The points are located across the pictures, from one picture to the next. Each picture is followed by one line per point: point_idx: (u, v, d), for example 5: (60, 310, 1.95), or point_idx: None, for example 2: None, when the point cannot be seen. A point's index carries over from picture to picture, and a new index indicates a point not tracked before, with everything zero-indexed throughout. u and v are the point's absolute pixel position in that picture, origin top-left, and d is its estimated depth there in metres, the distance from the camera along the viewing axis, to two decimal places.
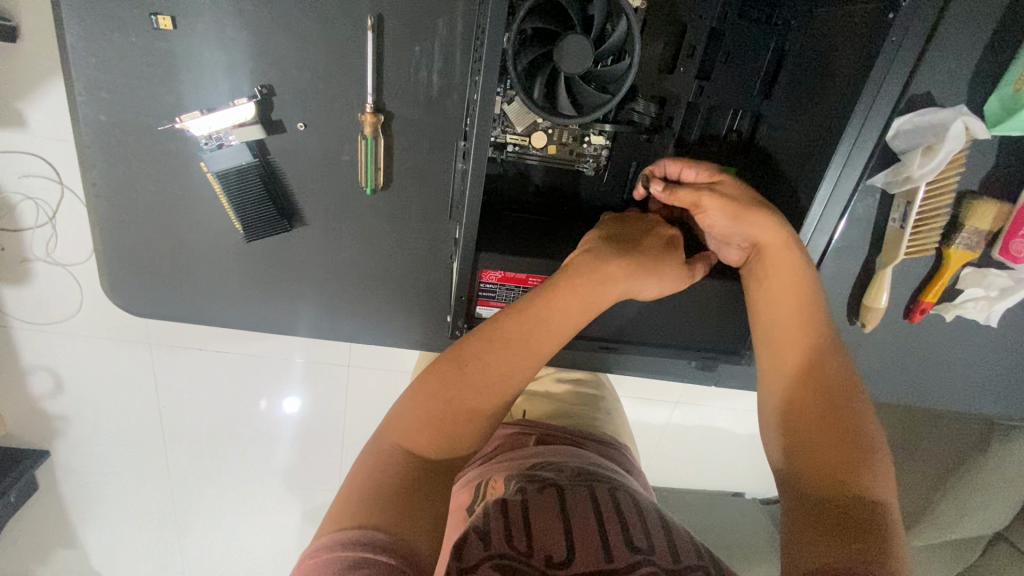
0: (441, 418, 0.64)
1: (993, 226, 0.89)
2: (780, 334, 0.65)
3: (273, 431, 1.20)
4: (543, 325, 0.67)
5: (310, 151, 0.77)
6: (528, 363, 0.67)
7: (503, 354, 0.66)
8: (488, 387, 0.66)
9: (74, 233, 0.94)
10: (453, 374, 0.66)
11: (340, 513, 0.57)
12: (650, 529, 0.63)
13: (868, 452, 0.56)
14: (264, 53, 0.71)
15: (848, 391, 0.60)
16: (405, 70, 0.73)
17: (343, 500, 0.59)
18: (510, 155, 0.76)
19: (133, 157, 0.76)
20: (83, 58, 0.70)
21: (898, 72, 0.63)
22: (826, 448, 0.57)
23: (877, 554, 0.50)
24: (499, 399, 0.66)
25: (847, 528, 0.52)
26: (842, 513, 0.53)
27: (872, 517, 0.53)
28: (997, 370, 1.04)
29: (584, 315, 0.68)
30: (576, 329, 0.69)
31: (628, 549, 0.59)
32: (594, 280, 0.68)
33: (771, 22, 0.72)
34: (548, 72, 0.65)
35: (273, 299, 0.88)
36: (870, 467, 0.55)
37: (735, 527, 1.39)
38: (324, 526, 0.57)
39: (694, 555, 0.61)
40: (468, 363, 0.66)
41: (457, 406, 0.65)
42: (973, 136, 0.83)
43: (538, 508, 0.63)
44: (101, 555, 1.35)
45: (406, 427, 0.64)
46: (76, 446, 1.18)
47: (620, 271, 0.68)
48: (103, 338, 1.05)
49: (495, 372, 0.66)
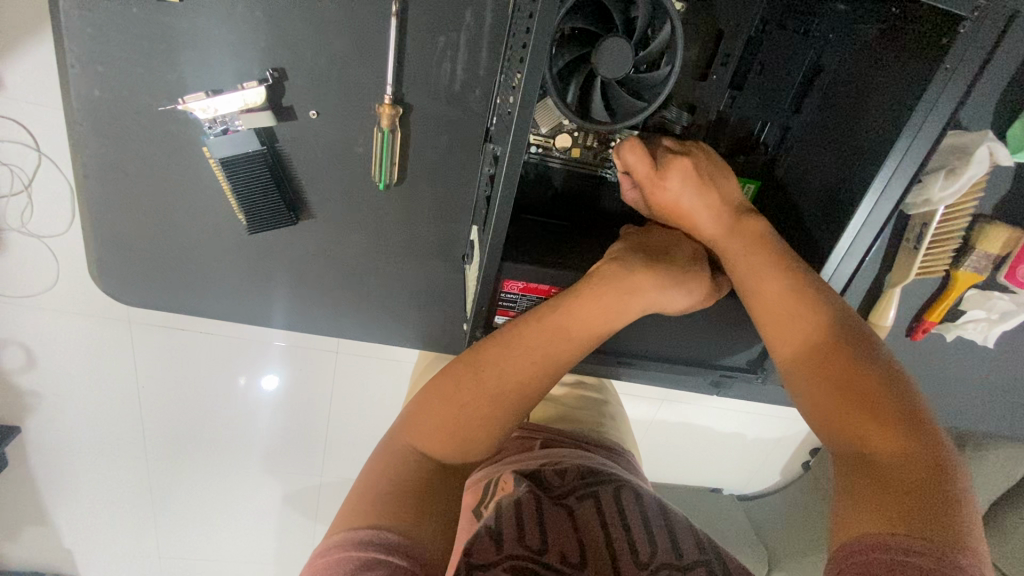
0: (456, 424, 0.62)
1: (1003, 251, 0.89)
2: (791, 313, 0.63)
3: (256, 411, 1.16)
4: (548, 324, 0.65)
5: (322, 141, 0.72)
6: (542, 372, 0.65)
7: (516, 359, 0.64)
8: (503, 392, 0.63)
9: (52, 202, 0.87)
10: (470, 379, 0.64)
11: (353, 510, 0.56)
12: (656, 531, 0.64)
13: (904, 411, 0.53)
14: (277, 34, 0.65)
15: (874, 358, 0.57)
16: (428, 62, 0.69)
17: (354, 498, 0.58)
18: (533, 156, 0.73)
19: (129, 137, 0.70)
20: (77, 29, 0.63)
21: (949, 98, 0.60)
22: (861, 419, 0.54)
23: (925, 523, 0.46)
24: (513, 405, 0.64)
25: (884, 496, 0.49)
26: (884, 481, 0.50)
27: (924, 480, 0.48)
28: (986, 390, 1.07)
29: (606, 322, 0.66)
30: (597, 337, 0.67)
31: (636, 559, 0.60)
32: (618, 288, 0.66)
33: (809, 34, 0.69)
34: (585, 75, 0.62)
35: (267, 287, 0.84)
36: (909, 427, 0.52)
37: (710, 521, 1.42)
38: (337, 522, 0.56)
39: (695, 551, 0.62)
40: (486, 369, 0.64)
41: (473, 412, 0.62)
42: (997, 162, 0.81)
43: (548, 512, 0.64)
44: (73, 535, 1.31)
45: (420, 428, 0.63)
46: (50, 424, 1.12)
47: (649, 282, 0.66)
48: (81, 313, 0.99)
49: (513, 378, 0.64)
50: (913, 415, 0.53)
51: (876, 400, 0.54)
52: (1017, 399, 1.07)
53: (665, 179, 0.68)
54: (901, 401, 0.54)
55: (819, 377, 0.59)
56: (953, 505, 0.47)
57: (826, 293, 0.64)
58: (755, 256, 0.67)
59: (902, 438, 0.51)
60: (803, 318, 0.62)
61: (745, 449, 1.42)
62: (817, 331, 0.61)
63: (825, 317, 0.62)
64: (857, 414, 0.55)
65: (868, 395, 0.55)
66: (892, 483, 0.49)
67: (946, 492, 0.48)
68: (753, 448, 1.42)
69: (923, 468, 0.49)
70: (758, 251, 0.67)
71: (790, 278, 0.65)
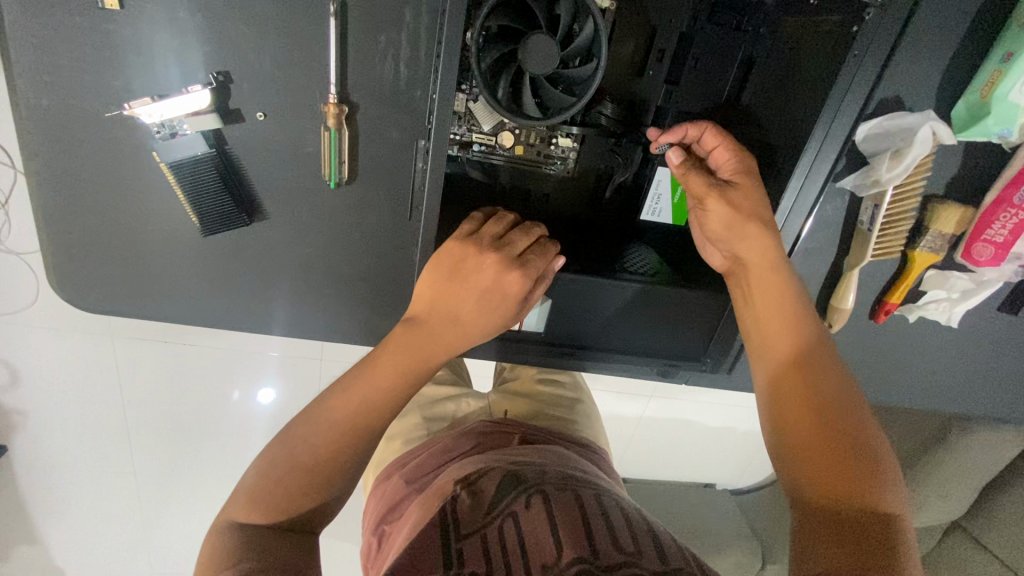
0: (313, 460, 0.59)
1: (958, 230, 0.90)
2: (785, 339, 0.63)
3: (240, 421, 1.16)
4: (466, 302, 0.64)
5: (270, 141, 0.73)
6: (386, 398, 0.62)
7: (373, 385, 0.61)
8: (354, 423, 0.60)
9: (26, 220, 0.88)
10: (338, 402, 0.61)
11: (249, 531, 0.55)
12: (633, 530, 0.58)
13: (868, 461, 0.56)
14: (219, 38, 0.67)
15: (854, 402, 0.59)
16: (370, 60, 0.70)
17: (259, 509, 0.57)
18: (476, 154, 0.75)
19: (80, 145, 0.72)
20: (23, 40, 0.65)
21: (858, 87, 0.66)
22: (831, 458, 0.56)
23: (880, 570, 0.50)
24: (364, 435, 0.61)
25: (851, 541, 0.52)
26: (847, 525, 0.53)
27: (880, 531, 0.52)
28: (962, 371, 1.05)
29: (417, 363, 0.63)
30: (502, 321, 0.66)
31: (614, 547, 0.55)
32: (436, 331, 0.64)
33: (741, 28, 0.71)
34: (514, 71, 0.64)
35: (236, 295, 0.85)
36: (874, 477, 0.55)
37: (705, 519, 1.43)
38: (229, 533, 0.55)
39: (679, 559, 0.57)
40: (346, 397, 0.61)
41: (323, 443, 0.59)
42: (940, 141, 0.83)
43: (526, 520, 0.57)
44: (62, 554, 1.30)
45: (276, 464, 0.59)
46: (32, 443, 1.13)
47: (468, 313, 0.64)
48: (56, 328, 1.00)
49: (367, 406, 0.61)
50: (876, 468, 0.56)
51: (849, 446, 0.56)
52: (997, 379, 1.06)
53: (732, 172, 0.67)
54: (872, 450, 0.57)
55: (800, 404, 0.59)
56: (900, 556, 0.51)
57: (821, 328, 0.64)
58: (767, 277, 0.66)
59: (870, 488, 0.54)
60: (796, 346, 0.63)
61: (733, 442, 1.42)
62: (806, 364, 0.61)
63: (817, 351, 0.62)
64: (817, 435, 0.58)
65: (843, 439, 0.57)
66: (855, 529, 0.52)
67: (895, 543, 0.52)
68: (741, 441, 1.42)
69: (880, 520, 0.53)
70: (770, 274, 0.66)
71: (790, 307, 0.65)
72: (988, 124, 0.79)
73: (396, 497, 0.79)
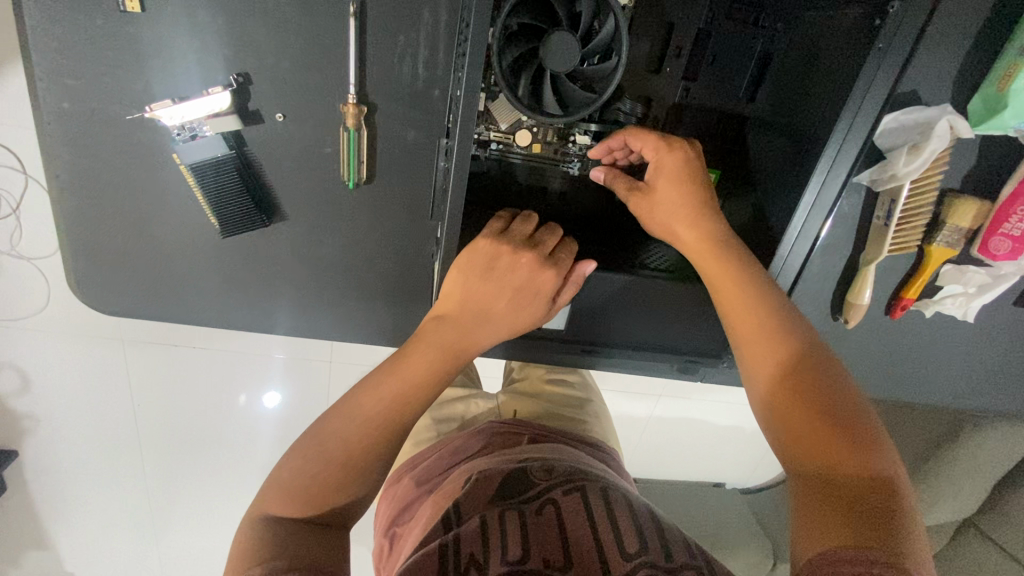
0: (342, 453, 0.58)
1: (974, 224, 0.89)
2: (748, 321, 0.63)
3: (253, 424, 1.16)
4: (499, 301, 0.66)
5: (288, 143, 0.74)
6: (407, 398, 0.61)
7: (397, 383, 0.61)
8: (381, 420, 0.60)
9: (42, 224, 0.88)
10: (364, 399, 0.61)
11: (282, 523, 0.55)
12: (645, 528, 0.58)
13: (852, 428, 0.55)
14: (239, 41, 0.67)
15: (833, 374, 0.58)
16: (389, 60, 0.70)
17: (291, 505, 0.56)
18: (493, 153, 0.73)
19: (99, 148, 0.72)
20: (44, 45, 0.65)
21: (880, 85, 0.66)
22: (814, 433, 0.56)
23: (874, 539, 0.49)
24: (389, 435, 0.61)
25: (842, 514, 0.51)
26: (835, 496, 0.52)
27: (875, 499, 0.51)
28: (977, 367, 1.05)
29: (444, 360, 0.64)
30: (529, 319, 0.68)
31: (621, 553, 0.54)
32: (455, 326, 0.65)
33: (758, 25, 0.71)
34: (535, 69, 0.64)
35: (251, 296, 0.85)
36: (862, 444, 0.54)
37: (715, 518, 1.42)
38: (262, 525, 0.55)
39: (685, 554, 0.56)
40: (371, 394, 0.61)
41: (348, 439, 0.59)
42: (957, 135, 0.83)
43: (532, 523, 0.57)
44: (75, 558, 1.30)
45: (305, 458, 0.59)
46: (46, 446, 1.13)
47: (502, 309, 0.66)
48: (71, 331, 1.00)
49: (392, 404, 0.61)
50: (861, 434, 0.55)
51: (830, 416, 0.56)
52: (1013, 374, 1.05)
53: (664, 159, 0.67)
54: (859, 419, 0.56)
55: (776, 385, 0.59)
56: (897, 521, 0.50)
57: (786, 305, 0.64)
58: (719, 263, 0.66)
59: (857, 455, 0.54)
60: (763, 326, 0.62)
61: (745, 441, 1.42)
62: (777, 341, 0.61)
63: (785, 328, 0.62)
64: (797, 422, 0.57)
65: (824, 411, 0.56)
66: (846, 500, 0.52)
67: (891, 508, 0.51)
68: (753, 440, 1.42)
69: (873, 487, 0.52)
70: (725, 260, 0.66)
71: (749, 288, 0.65)
72: (1005, 117, 0.80)
73: (407, 499, 0.78)
